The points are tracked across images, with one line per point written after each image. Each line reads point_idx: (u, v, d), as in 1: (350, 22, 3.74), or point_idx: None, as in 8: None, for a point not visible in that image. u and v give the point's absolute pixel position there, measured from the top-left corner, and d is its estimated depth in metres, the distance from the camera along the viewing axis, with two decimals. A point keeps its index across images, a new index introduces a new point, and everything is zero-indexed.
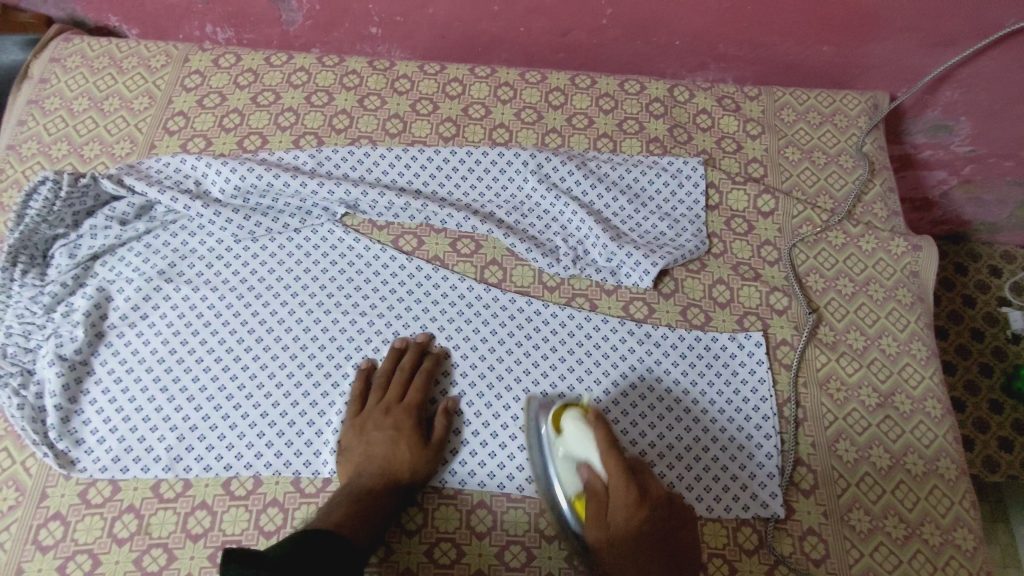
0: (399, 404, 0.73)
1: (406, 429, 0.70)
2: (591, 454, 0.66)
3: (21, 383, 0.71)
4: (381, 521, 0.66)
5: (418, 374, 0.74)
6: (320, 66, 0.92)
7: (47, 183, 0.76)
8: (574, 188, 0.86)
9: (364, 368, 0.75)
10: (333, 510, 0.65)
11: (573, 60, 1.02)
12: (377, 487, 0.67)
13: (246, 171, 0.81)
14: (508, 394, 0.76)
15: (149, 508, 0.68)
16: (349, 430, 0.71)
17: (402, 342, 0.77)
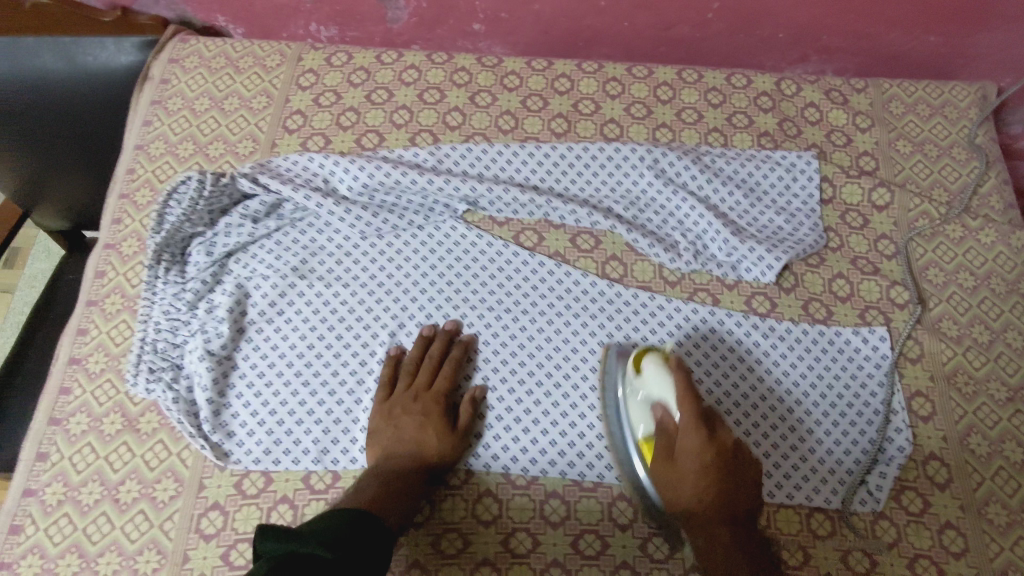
0: (427, 391, 0.74)
1: (435, 415, 0.72)
2: (670, 395, 0.68)
3: (173, 377, 0.74)
4: (412, 505, 0.68)
5: (447, 362, 0.75)
6: (430, 63, 0.92)
7: (191, 182, 0.79)
8: (691, 183, 0.86)
9: (392, 356, 0.76)
10: (365, 490, 0.67)
11: (674, 53, 1.02)
12: (408, 473, 0.69)
13: (374, 169, 0.82)
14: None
15: (302, 499, 0.70)
16: (378, 416, 0.73)
17: (430, 330, 0.78)
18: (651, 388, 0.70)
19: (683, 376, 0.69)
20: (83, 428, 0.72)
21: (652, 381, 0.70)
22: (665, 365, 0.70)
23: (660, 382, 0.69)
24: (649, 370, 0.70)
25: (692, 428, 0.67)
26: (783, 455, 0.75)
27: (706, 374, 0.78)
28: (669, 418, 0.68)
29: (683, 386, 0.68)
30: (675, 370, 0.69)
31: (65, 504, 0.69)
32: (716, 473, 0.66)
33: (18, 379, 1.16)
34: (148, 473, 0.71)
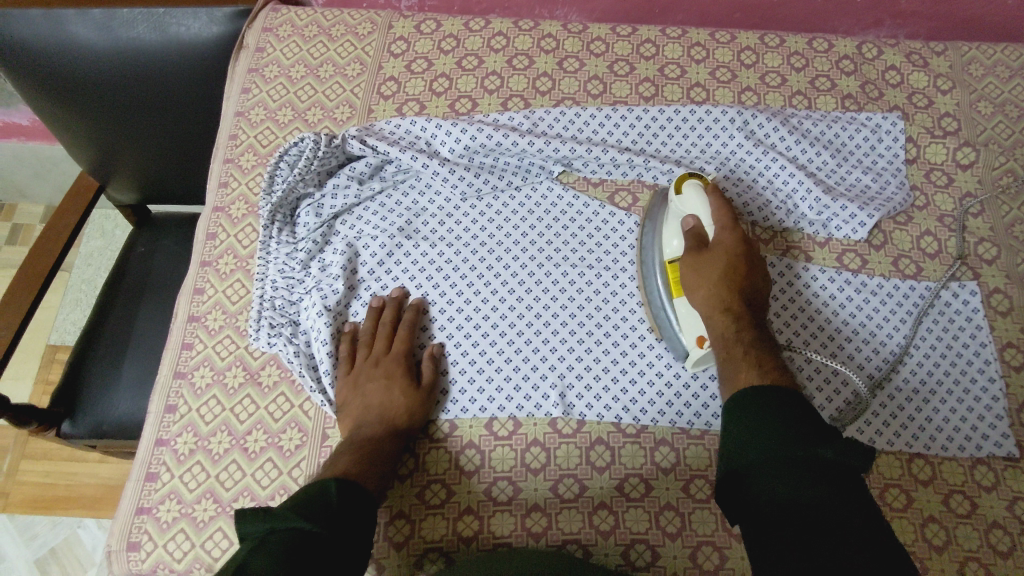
0: (386, 354, 0.74)
1: (399, 375, 0.72)
2: (703, 209, 0.73)
3: (292, 333, 0.76)
4: (388, 466, 0.68)
5: (402, 325, 0.76)
6: (517, 30, 0.95)
7: (308, 143, 0.81)
8: (780, 144, 0.88)
9: (347, 333, 0.76)
10: (338, 460, 0.66)
11: (749, 20, 1.04)
12: (381, 437, 0.69)
13: (476, 131, 0.84)
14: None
15: (423, 447, 0.74)
16: (343, 387, 0.72)
17: (379, 300, 0.77)
18: (686, 203, 0.74)
19: (719, 193, 0.74)
20: (208, 381, 0.75)
21: (690, 200, 0.74)
22: (705, 186, 0.74)
23: (698, 201, 0.73)
24: (688, 188, 0.74)
25: (726, 226, 0.72)
26: (883, 403, 0.77)
27: (803, 326, 0.80)
28: (704, 231, 0.73)
29: (718, 205, 0.73)
30: (713, 191, 0.74)
31: (197, 453, 0.72)
32: (744, 264, 0.71)
33: (97, 348, 1.16)
34: (272, 425, 0.73)
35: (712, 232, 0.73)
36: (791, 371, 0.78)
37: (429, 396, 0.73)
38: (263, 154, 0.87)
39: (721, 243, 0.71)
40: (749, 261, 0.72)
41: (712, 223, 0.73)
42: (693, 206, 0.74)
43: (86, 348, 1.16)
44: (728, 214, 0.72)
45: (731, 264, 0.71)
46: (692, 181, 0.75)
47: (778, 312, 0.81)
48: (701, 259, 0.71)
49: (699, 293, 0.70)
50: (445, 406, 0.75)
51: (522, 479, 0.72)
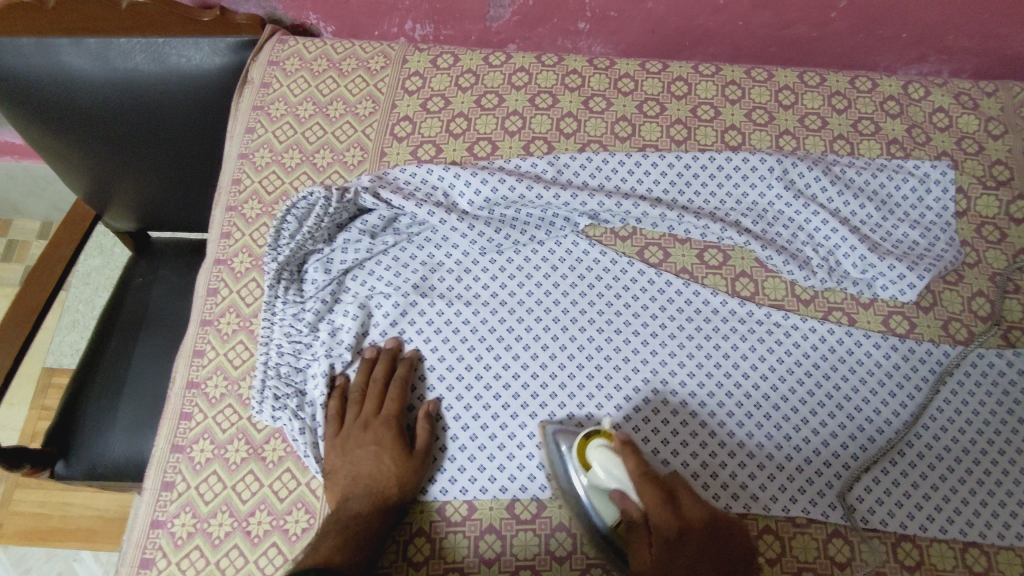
0: (376, 414, 0.69)
1: (389, 442, 0.67)
2: (625, 483, 0.61)
3: (298, 405, 0.71)
4: (374, 547, 0.63)
5: (394, 381, 0.71)
6: (540, 66, 0.89)
7: (319, 198, 0.75)
8: (821, 195, 0.82)
9: (338, 386, 0.72)
10: (323, 541, 0.62)
11: (784, 53, 0.98)
12: (368, 514, 0.64)
13: (497, 182, 0.79)
14: (777, 412, 0.73)
15: (439, 531, 0.68)
16: (332, 452, 0.68)
17: (372, 352, 0.73)
18: (604, 475, 0.62)
19: (635, 455, 0.62)
20: (208, 456, 0.70)
21: (603, 466, 0.63)
22: (613, 448, 0.63)
23: (614, 473, 0.62)
24: (596, 455, 0.63)
25: (654, 500, 0.60)
26: (935, 482, 0.71)
27: (849, 396, 0.74)
28: (629, 503, 0.61)
29: (638, 467, 0.61)
30: (623, 449, 0.63)
31: (196, 536, 0.67)
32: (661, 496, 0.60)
33: (92, 387, 1.10)
34: (277, 505, 0.68)
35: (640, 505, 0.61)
36: (835, 447, 0.72)
37: (424, 462, 0.68)
38: (267, 202, 0.82)
39: (657, 531, 0.59)
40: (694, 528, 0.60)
41: (639, 498, 0.61)
42: (616, 479, 0.62)
43: (80, 388, 1.10)
44: (654, 481, 0.61)
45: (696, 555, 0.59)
46: (596, 442, 0.64)
47: (823, 380, 0.75)
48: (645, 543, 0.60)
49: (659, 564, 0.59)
50: (441, 468, 0.70)
51: (546, 568, 0.66)
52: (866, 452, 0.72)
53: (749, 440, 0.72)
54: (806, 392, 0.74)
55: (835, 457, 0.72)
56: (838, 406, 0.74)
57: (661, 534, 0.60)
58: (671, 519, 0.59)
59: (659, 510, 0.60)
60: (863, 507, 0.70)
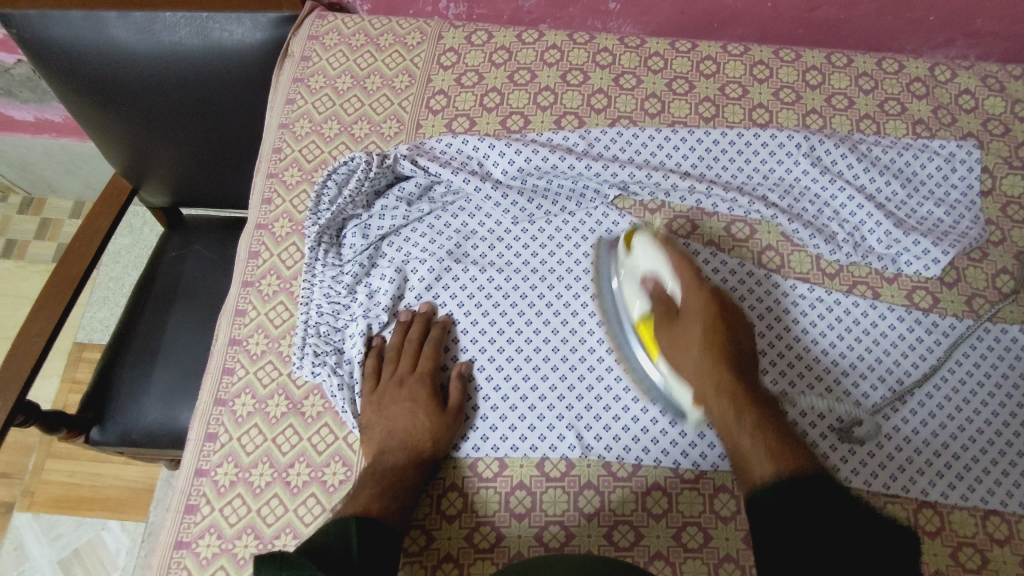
0: (411, 372, 0.72)
1: (423, 398, 0.70)
2: (662, 264, 0.68)
3: (336, 362, 0.73)
4: (409, 498, 0.65)
5: (428, 342, 0.73)
6: (572, 44, 0.91)
7: (359, 163, 0.78)
8: (847, 172, 0.84)
9: (374, 346, 0.74)
10: (361, 491, 0.65)
11: (812, 35, 0.99)
12: (404, 466, 0.66)
13: (530, 152, 0.81)
14: (801, 381, 0.75)
15: (471, 486, 0.70)
16: (368, 408, 0.70)
17: (407, 315, 0.75)
18: (642, 262, 0.69)
19: (673, 245, 0.70)
20: (249, 409, 0.72)
21: (643, 255, 0.69)
22: (659, 241, 0.69)
23: (654, 257, 0.68)
24: (640, 245, 0.69)
25: (693, 286, 0.67)
26: (957, 451, 0.72)
27: (871, 366, 0.76)
28: (667, 291, 0.68)
29: (678, 257, 0.68)
30: (666, 244, 0.69)
31: (238, 485, 0.69)
32: (722, 323, 0.67)
33: (128, 355, 1.13)
34: (316, 457, 0.70)
35: (678, 292, 0.68)
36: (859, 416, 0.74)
37: (457, 418, 0.70)
38: (307, 170, 0.85)
39: (690, 307, 0.67)
40: (723, 317, 0.68)
41: (676, 279, 0.68)
42: (649, 266, 0.68)
43: (116, 355, 1.13)
44: (692, 269, 0.68)
45: (711, 325, 0.67)
46: (640, 234, 0.71)
47: (846, 352, 0.76)
48: (681, 326, 0.67)
49: (690, 355, 0.66)
50: (473, 427, 0.72)
51: (575, 524, 0.68)
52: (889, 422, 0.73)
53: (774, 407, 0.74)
54: (829, 362, 0.76)
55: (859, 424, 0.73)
56: (861, 376, 0.75)
57: (689, 307, 0.67)
58: (704, 319, 0.67)
59: (692, 290, 0.67)
60: (885, 474, 0.71)
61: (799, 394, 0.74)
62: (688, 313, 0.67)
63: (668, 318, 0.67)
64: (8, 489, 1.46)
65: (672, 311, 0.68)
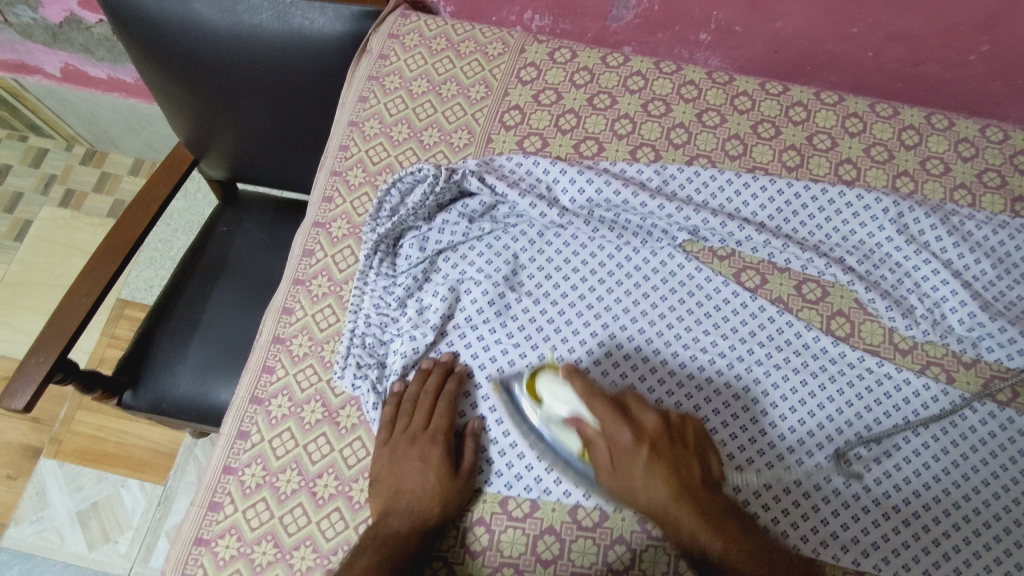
0: (425, 429, 0.68)
1: (436, 458, 0.66)
2: (576, 401, 0.62)
3: (377, 376, 0.72)
4: (409, 568, 0.61)
5: (444, 396, 0.69)
6: (657, 72, 0.88)
7: (427, 176, 0.76)
8: (935, 244, 0.78)
9: (393, 393, 0.70)
10: (359, 555, 0.60)
11: (909, 91, 0.93)
12: (407, 534, 0.62)
13: (603, 183, 0.78)
14: (829, 442, 0.70)
15: (499, 524, 0.67)
16: (378, 462, 0.66)
17: (428, 363, 0.72)
18: (558, 405, 0.63)
19: (578, 376, 0.63)
20: (284, 412, 0.71)
21: (554, 398, 0.63)
22: (561, 376, 0.64)
23: (567, 398, 0.62)
24: (547, 387, 0.63)
25: (613, 418, 0.61)
26: (976, 554, 0.66)
27: (908, 448, 0.70)
28: (591, 431, 0.62)
29: (586, 387, 0.62)
30: (571, 374, 0.63)
31: (264, 488, 0.68)
32: (666, 455, 0.61)
33: (167, 325, 1.13)
34: (345, 471, 0.68)
35: (601, 427, 0.62)
36: (917, 506, 0.68)
37: (468, 485, 0.66)
38: (371, 171, 0.84)
39: (622, 445, 0.61)
40: (671, 449, 0.61)
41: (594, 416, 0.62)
42: (568, 403, 0.63)
43: (156, 324, 1.13)
44: (604, 396, 0.62)
45: (654, 453, 0.60)
46: (545, 375, 0.65)
47: (911, 437, 0.70)
48: (621, 462, 0.61)
49: (639, 479, 0.60)
50: (507, 463, 0.69)
51: None
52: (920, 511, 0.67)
53: (793, 468, 0.69)
54: (861, 428, 0.71)
55: (885, 498, 0.68)
56: (916, 454, 0.69)
57: (617, 447, 0.61)
58: (629, 437, 0.61)
59: (609, 419, 0.61)
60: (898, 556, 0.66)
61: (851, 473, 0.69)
62: (636, 491, 0.60)
63: (607, 465, 0.61)
64: (37, 435, 1.49)
65: (608, 457, 0.61)
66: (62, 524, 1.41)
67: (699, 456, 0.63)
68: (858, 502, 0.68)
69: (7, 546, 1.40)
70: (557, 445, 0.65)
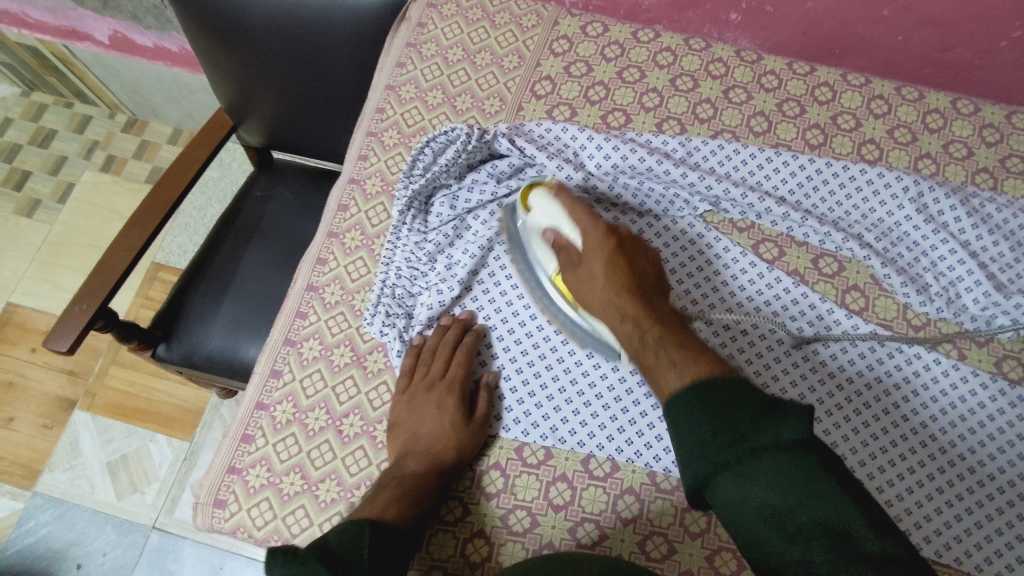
0: (440, 378, 0.71)
1: (451, 405, 0.68)
2: (561, 220, 0.66)
3: (405, 326, 0.75)
4: (426, 507, 0.64)
5: (460, 349, 0.72)
6: (686, 49, 0.90)
7: (460, 136, 0.79)
8: (953, 225, 0.79)
9: (412, 346, 0.74)
10: (379, 494, 0.63)
11: (936, 77, 0.94)
12: (424, 474, 0.65)
13: (628, 151, 0.80)
14: (838, 411, 0.72)
15: (514, 469, 0.70)
16: (399, 410, 0.70)
17: (447, 321, 0.75)
18: (543, 217, 0.67)
19: (565, 192, 0.67)
20: (315, 354, 0.75)
21: (543, 210, 0.67)
22: (551, 192, 0.68)
23: (551, 211, 0.67)
24: (538, 203, 0.68)
25: (588, 223, 0.65)
26: (977, 525, 0.67)
27: (910, 413, 0.72)
28: (567, 239, 0.66)
29: (571, 203, 0.66)
30: (558, 190, 0.68)
31: (293, 424, 0.72)
32: (625, 258, 0.64)
33: (202, 282, 1.18)
34: (371, 413, 0.72)
35: (577, 237, 0.65)
36: (922, 476, 0.69)
37: (481, 432, 0.69)
38: (405, 134, 0.87)
39: (589, 246, 0.64)
40: (628, 255, 0.64)
41: (571, 230, 0.65)
42: (547, 217, 0.67)
43: (191, 280, 1.18)
44: (587, 211, 0.66)
45: (612, 263, 0.63)
46: (538, 190, 0.69)
47: (919, 410, 0.72)
48: (582, 269, 0.64)
49: (594, 285, 0.64)
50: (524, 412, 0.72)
51: (609, 526, 0.68)
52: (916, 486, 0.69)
53: None
54: (871, 399, 0.72)
55: (891, 467, 0.69)
56: (923, 427, 0.71)
57: (587, 245, 0.64)
58: (595, 254, 0.64)
59: (586, 232, 0.65)
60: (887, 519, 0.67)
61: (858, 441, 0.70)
62: (591, 287, 0.64)
63: (574, 270, 0.65)
64: (73, 387, 1.55)
65: (574, 262, 0.65)
66: (93, 473, 1.47)
67: (656, 279, 0.66)
68: (863, 469, 0.70)
69: (40, 491, 1.46)
70: (539, 266, 0.70)
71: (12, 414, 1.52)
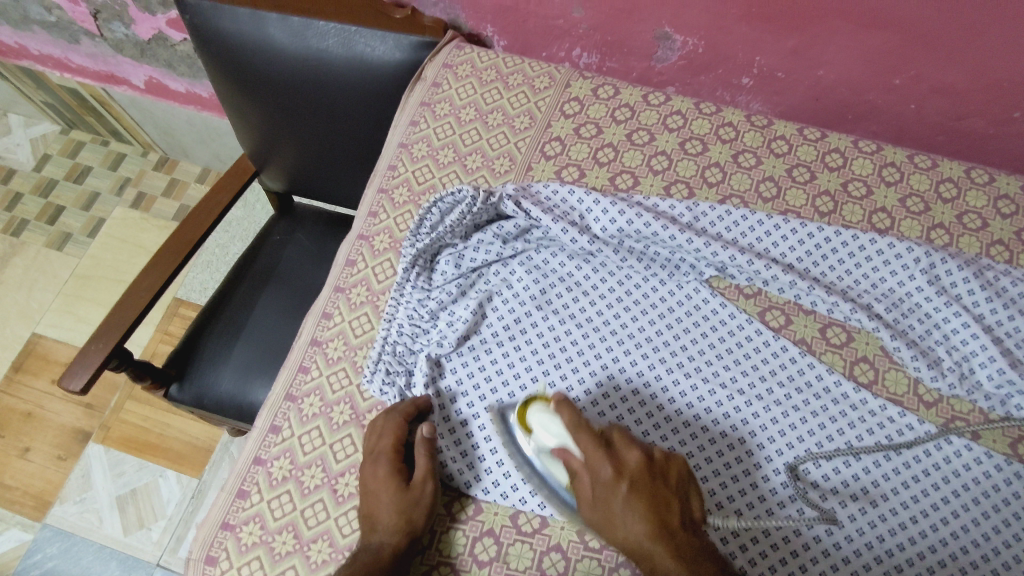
0: (373, 452, 0.69)
1: (384, 476, 0.66)
2: (566, 438, 0.62)
3: (404, 384, 0.75)
4: None
5: (389, 418, 0.70)
6: (696, 113, 0.91)
7: (466, 196, 0.81)
8: (966, 297, 0.77)
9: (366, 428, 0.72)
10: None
11: (951, 145, 0.94)
12: (379, 552, 0.63)
13: (634, 216, 0.81)
14: (846, 490, 0.69)
15: (508, 536, 0.69)
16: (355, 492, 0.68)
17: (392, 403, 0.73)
18: (548, 435, 0.63)
19: (568, 409, 0.63)
20: (315, 410, 0.75)
21: (544, 429, 0.63)
22: (549, 408, 0.64)
23: (554, 427, 0.63)
24: (536, 419, 0.64)
25: (595, 453, 0.61)
26: None
27: (920, 493, 0.68)
28: (575, 465, 0.62)
29: (573, 423, 0.62)
30: (560, 407, 0.63)
31: (289, 481, 0.72)
32: (648, 497, 0.60)
33: (216, 325, 1.19)
34: None
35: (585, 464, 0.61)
36: (932, 562, 0.65)
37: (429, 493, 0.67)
38: (416, 191, 0.89)
39: (602, 484, 0.61)
40: (650, 490, 0.61)
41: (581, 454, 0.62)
42: (557, 436, 0.63)
43: (206, 323, 1.20)
44: (592, 433, 0.62)
45: (631, 493, 0.60)
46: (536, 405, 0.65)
47: (931, 491, 0.68)
48: (599, 506, 0.61)
49: (614, 529, 0.60)
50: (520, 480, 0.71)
51: None
52: (886, 558, 0.66)
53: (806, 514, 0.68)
54: (878, 478, 0.69)
55: (900, 551, 0.66)
56: (935, 509, 0.67)
57: (597, 485, 0.61)
58: (611, 473, 0.60)
59: (596, 457, 0.61)
60: None
61: (864, 522, 0.67)
62: (609, 522, 0.60)
63: (584, 493, 0.61)
64: (88, 420, 1.57)
65: (580, 485, 0.62)
66: (102, 507, 1.48)
67: (682, 493, 0.62)
68: (870, 556, 0.66)
69: (50, 523, 1.47)
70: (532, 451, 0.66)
71: (28, 444, 1.55)
